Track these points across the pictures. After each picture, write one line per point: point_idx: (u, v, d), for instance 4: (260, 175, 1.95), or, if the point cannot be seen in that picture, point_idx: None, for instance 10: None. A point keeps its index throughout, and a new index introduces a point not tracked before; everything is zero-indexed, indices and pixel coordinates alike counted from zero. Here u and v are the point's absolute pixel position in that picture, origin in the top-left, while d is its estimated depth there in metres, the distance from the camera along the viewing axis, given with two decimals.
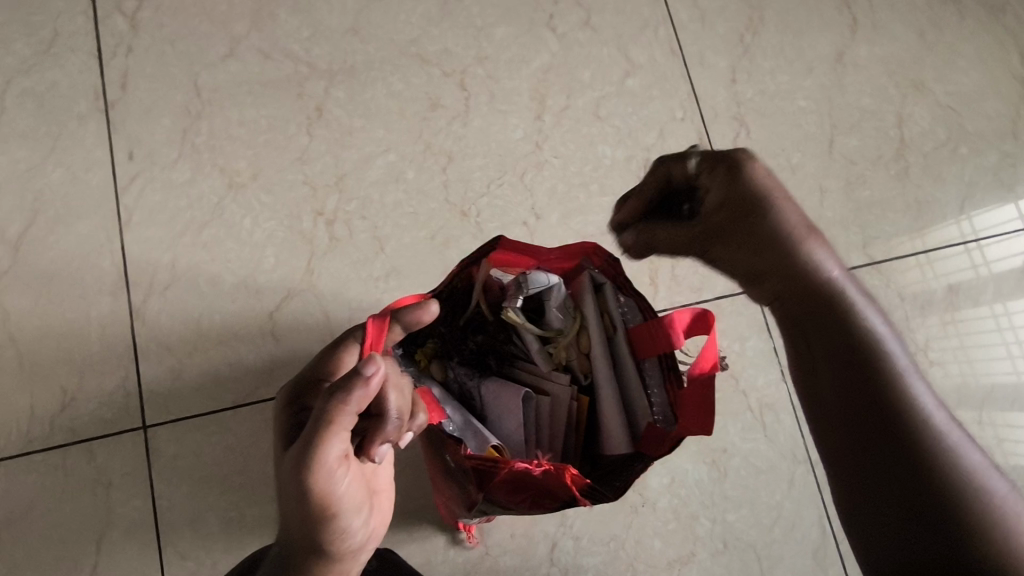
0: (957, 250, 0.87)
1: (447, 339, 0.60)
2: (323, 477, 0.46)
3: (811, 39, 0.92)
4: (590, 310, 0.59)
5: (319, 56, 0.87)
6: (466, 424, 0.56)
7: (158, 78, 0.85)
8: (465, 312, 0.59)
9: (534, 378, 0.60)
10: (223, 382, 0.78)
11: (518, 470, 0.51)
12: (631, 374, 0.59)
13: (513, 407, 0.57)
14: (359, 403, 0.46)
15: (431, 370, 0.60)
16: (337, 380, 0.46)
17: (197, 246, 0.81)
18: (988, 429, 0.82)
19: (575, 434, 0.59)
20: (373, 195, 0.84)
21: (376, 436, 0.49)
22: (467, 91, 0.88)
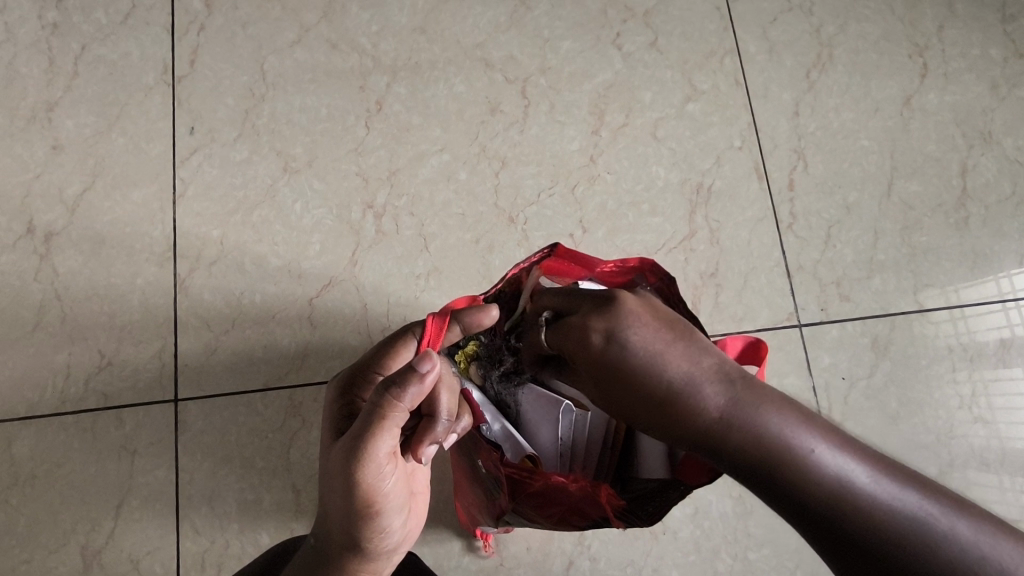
0: (991, 306, 0.84)
1: (490, 342, 0.61)
2: (372, 473, 0.47)
3: (878, 81, 0.91)
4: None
5: (386, 52, 0.88)
6: (503, 431, 0.57)
7: (227, 59, 0.86)
8: (510, 319, 0.61)
9: (572, 392, 0.59)
10: (256, 363, 0.78)
11: (554, 483, 0.52)
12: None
13: (549, 420, 0.57)
14: (412, 399, 0.46)
15: (470, 372, 0.60)
16: (393, 375, 0.47)
17: (247, 225, 0.82)
18: (1010, 494, 0.79)
19: (611, 452, 0.58)
20: (424, 193, 0.84)
21: (425, 436, 0.51)
22: (527, 99, 0.88)
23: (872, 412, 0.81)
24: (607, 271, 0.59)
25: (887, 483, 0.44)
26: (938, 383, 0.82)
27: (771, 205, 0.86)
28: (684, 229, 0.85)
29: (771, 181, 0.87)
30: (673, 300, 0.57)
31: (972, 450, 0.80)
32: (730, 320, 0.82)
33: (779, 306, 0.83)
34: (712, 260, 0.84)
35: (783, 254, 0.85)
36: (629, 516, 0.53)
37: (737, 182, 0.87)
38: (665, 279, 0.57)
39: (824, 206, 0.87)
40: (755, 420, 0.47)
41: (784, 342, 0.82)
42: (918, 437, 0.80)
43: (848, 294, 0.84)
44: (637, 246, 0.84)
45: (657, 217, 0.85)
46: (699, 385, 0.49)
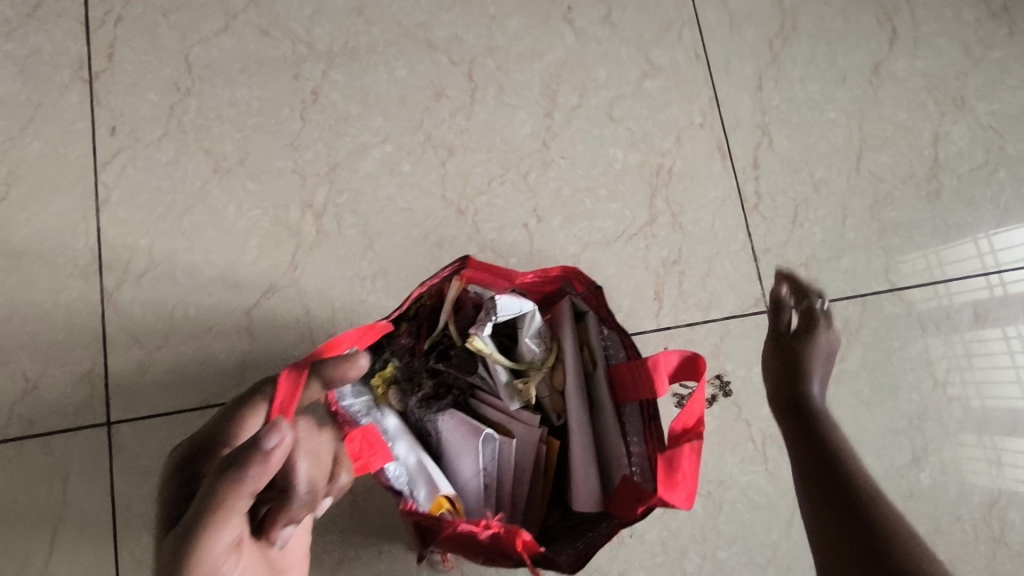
0: (970, 274, 0.81)
1: (409, 362, 0.55)
2: (207, 571, 0.41)
3: (846, 48, 0.86)
4: (569, 337, 0.54)
5: (321, 38, 0.82)
6: (416, 464, 0.52)
7: (147, 52, 0.80)
8: (431, 336, 0.55)
9: (498, 416, 0.54)
10: (194, 379, 0.73)
11: (463, 531, 0.46)
12: (609, 419, 0.54)
13: (469, 449, 0.53)
14: (258, 481, 0.41)
15: (391, 397, 0.55)
16: (235, 454, 0.41)
17: (177, 231, 0.77)
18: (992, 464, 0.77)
19: (543, 479, 0.54)
20: (366, 188, 0.79)
21: (281, 515, 0.46)
22: (474, 82, 0.82)
23: (844, 399, 0.77)
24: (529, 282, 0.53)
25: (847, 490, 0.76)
26: (912, 363, 0.79)
27: (735, 185, 0.82)
28: (644, 215, 0.80)
29: (735, 160, 0.82)
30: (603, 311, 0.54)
31: (946, 432, 0.78)
32: (695, 309, 0.78)
33: (745, 291, 0.79)
34: (675, 247, 0.79)
35: (749, 236, 0.80)
36: (547, 560, 0.47)
37: (700, 162, 0.82)
38: (592, 289, 0.53)
39: (791, 183, 0.82)
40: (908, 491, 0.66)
41: (752, 329, 0.78)
42: (892, 422, 0.77)
43: (816, 276, 0.80)
44: (595, 235, 0.79)
45: (616, 202, 0.80)
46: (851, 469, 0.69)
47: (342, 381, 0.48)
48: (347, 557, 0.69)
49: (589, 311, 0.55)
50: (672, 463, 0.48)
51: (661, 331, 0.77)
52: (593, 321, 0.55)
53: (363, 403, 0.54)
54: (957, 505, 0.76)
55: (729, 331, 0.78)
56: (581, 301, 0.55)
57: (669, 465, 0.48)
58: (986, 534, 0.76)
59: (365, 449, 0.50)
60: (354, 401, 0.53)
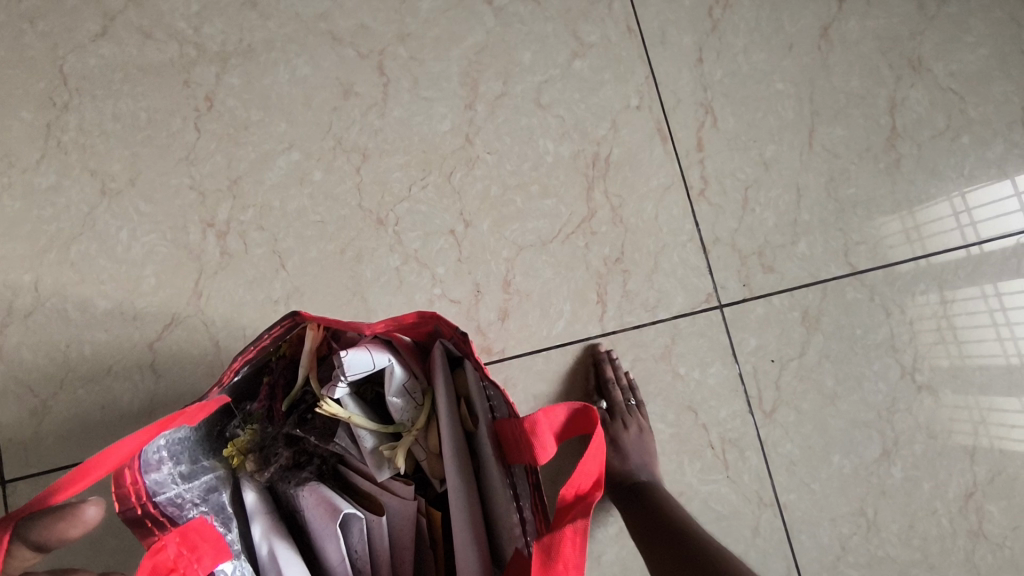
0: (950, 247, 0.75)
1: (265, 431, 0.47)
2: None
3: (790, 12, 0.79)
4: (441, 392, 0.45)
5: (211, 36, 0.74)
6: (268, 555, 0.44)
7: (16, 64, 0.72)
8: (288, 397, 0.48)
9: (367, 486, 0.46)
10: (95, 427, 0.66)
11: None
12: (497, 484, 0.45)
13: (327, 534, 0.43)
14: None
15: (247, 469, 0.47)
16: None
17: (64, 264, 0.69)
18: (985, 436, 0.73)
19: (431, 552, 0.47)
20: (273, 202, 0.71)
21: None
22: (386, 76, 0.75)
23: (807, 395, 0.72)
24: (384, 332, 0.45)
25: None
26: (878, 352, 0.73)
27: (678, 170, 0.75)
28: (581, 210, 0.73)
29: (676, 143, 0.76)
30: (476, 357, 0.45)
31: (918, 423, 0.72)
32: (641, 310, 0.72)
33: (694, 287, 0.73)
34: (617, 243, 0.73)
35: (697, 226, 0.74)
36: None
37: (638, 148, 0.75)
38: (458, 334, 0.44)
39: (739, 164, 0.76)
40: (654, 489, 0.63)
41: (705, 327, 0.72)
42: (859, 416, 0.72)
43: (771, 265, 0.74)
44: (529, 236, 0.72)
45: (549, 199, 0.73)
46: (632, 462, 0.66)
47: (61, 539, 0.41)
48: None
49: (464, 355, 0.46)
50: (551, 552, 0.40)
51: (605, 334, 0.71)
52: (471, 369, 0.46)
53: (198, 488, 0.44)
54: (932, 501, 0.71)
55: (679, 331, 0.72)
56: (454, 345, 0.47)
57: (547, 555, 0.40)
58: (965, 529, 0.71)
59: (184, 555, 0.40)
60: (180, 490, 0.43)
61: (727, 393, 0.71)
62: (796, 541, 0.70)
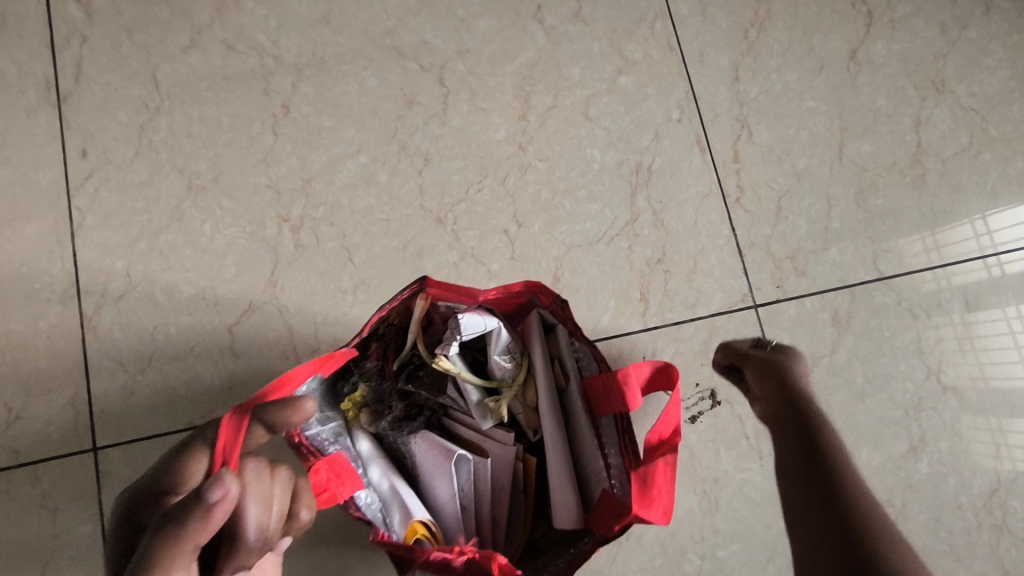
0: (969, 260, 0.80)
1: (377, 385, 0.54)
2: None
3: (821, 35, 0.85)
4: (538, 354, 0.53)
5: (288, 49, 0.81)
6: (390, 490, 0.51)
7: (115, 71, 0.79)
8: (399, 356, 0.54)
9: (472, 434, 0.54)
10: (178, 402, 0.73)
11: (435, 558, 0.45)
12: (586, 431, 0.52)
13: (445, 471, 0.52)
14: (201, 533, 0.41)
15: (361, 421, 0.54)
16: (181, 501, 0.42)
17: (154, 253, 0.76)
18: (1006, 461, 0.77)
19: (524, 495, 0.53)
20: (342, 200, 0.78)
21: (229, 562, 0.45)
22: (446, 87, 0.81)
23: (837, 391, 0.77)
24: (492, 298, 0.52)
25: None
26: (905, 353, 0.78)
27: (716, 179, 0.81)
28: (625, 214, 0.79)
29: (714, 154, 0.81)
30: (571, 323, 0.53)
31: (943, 422, 0.77)
32: (681, 307, 0.77)
33: (731, 288, 0.78)
34: (658, 245, 0.79)
35: (734, 231, 0.80)
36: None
37: (679, 158, 0.81)
38: (558, 302, 0.52)
39: (773, 175, 0.81)
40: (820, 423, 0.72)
41: (741, 326, 0.77)
42: (887, 413, 0.77)
43: (804, 269, 0.79)
44: (577, 237, 0.78)
45: (596, 203, 0.79)
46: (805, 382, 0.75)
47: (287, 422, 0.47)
48: None
49: (559, 323, 0.54)
50: (647, 479, 0.47)
51: (647, 331, 0.76)
52: (564, 334, 0.53)
53: (331, 430, 0.52)
54: (957, 495, 0.75)
55: (716, 328, 0.77)
56: (550, 313, 0.54)
57: (642, 483, 0.47)
58: (988, 523, 0.75)
59: (333, 479, 0.49)
60: (320, 429, 0.51)
61: None
62: None
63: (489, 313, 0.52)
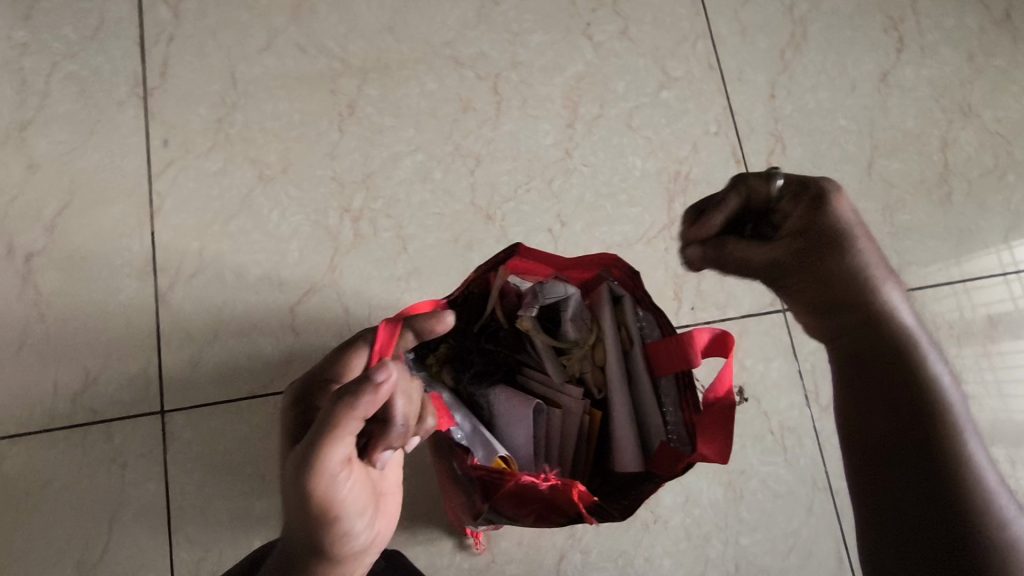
0: (990, 274, 0.85)
1: (460, 344, 0.60)
2: (324, 482, 0.44)
3: (854, 59, 0.90)
4: (608, 321, 0.58)
5: (356, 54, 0.88)
6: (474, 431, 0.57)
7: (197, 69, 0.86)
8: (480, 319, 0.59)
9: (545, 389, 0.59)
10: (242, 372, 0.78)
11: (525, 483, 0.51)
12: (647, 390, 0.58)
13: (524, 417, 0.57)
14: (366, 410, 0.44)
15: (444, 375, 0.60)
16: (347, 383, 0.44)
17: (225, 235, 0.82)
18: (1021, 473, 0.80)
19: (586, 447, 0.58)
20: (400, 194, 0.84)
21: (380, 441, 0.48)
22: (499, 94, 0.87)
23: None
24: (571, 268, 0.57)
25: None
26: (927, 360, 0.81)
27: (750, 189, 0.86)
28: (662, 218, 0.84)
29: (749, 166, 0.86)
30: (639, 293, 0.57)
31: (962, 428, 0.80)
32: (713, 307, 0.82)
33: (761, 291, 0.82)
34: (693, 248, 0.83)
35: None
36: (602, 510, 0.51)
37: (716, 168, 0.86)
38: (629, 273, 0.57)
39: (805, 187, 0.86)
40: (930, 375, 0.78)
41: (769, 327, 0.82)
42: None
43: None
44: (617, 238, 0.83)
45: (636, 207, 0.85)
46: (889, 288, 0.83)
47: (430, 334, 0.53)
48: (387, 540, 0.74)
49: (626, 294, 0.59)
50: (706, 423, 0.53)
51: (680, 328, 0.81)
52: (630, 303, 0.59)
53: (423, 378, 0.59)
54: None
55: (746, 328, 0.81)
56: (619, 285, 0.59)
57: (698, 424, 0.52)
58: None
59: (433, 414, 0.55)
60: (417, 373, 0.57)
61: (787, 386, 0.80)
62: (844, 524, 0.78)
63: (566, 282, 0.59)
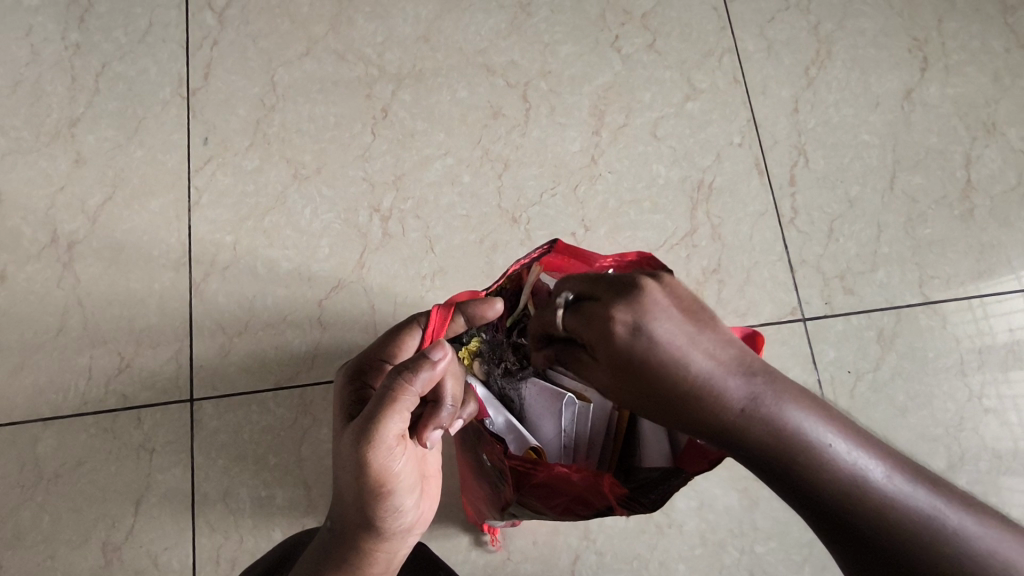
0: (1008, 290, 0.84)
1: (492, 338, 0.61)
2: (382, 455, 0.47)
3: (878, 76, 0.92)
4: None
5: (391, 61, 0.91)
6: (506, 423, 0.58)
7: (239, 72, 0.90)
8: (512, 315, 0.61)
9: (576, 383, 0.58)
10: (269, 364, 0.80)
11: (559, 473, 0.53)
12: None
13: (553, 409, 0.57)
14: (423, 385, 0.47)
15: (475, 368, 0.61)
16: (404, 361, 0.48)
17: (258, 231, 0.85)
18: None
19: (613, 444, 0.59)
20: (428, 196, 0.86)
21: (429, 421, 0.51)
22: (528, 103, 0.90)
23: (879, 405, 0.80)
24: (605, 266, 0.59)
25: (943, 500, 0.42)
26: (947, 374, 0.81)
27: (772, 200, 0.87)
28: (685, 226, 0.85)
29: (771, 177, 0.88)
30: None
31: (983, 442, 0.79)
32: (733, 314, 0.82)
33: (782, 300, 0.83)
34: (714, 256, 0.84)
35: (786, 248, 0.85)
36: (630, 502, 0.54)
37: (738, 178, 0.88)
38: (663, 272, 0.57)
39: (826, 200, 0.87)
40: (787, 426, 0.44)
41: (788, 336, 0.82)
42: (927, 430, 0.80)
43: (852, 288, 0.84)
44: (638, 244, 0.85)
45: (658, 214, 0.86)
46: (716, 364, 0.45)
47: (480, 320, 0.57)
48: None
49: None
50: None
51: None
52: None
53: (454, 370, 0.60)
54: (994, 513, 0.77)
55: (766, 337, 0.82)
56: None
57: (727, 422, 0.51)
58: None
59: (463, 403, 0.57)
60: None
61: None
62: None
63: None
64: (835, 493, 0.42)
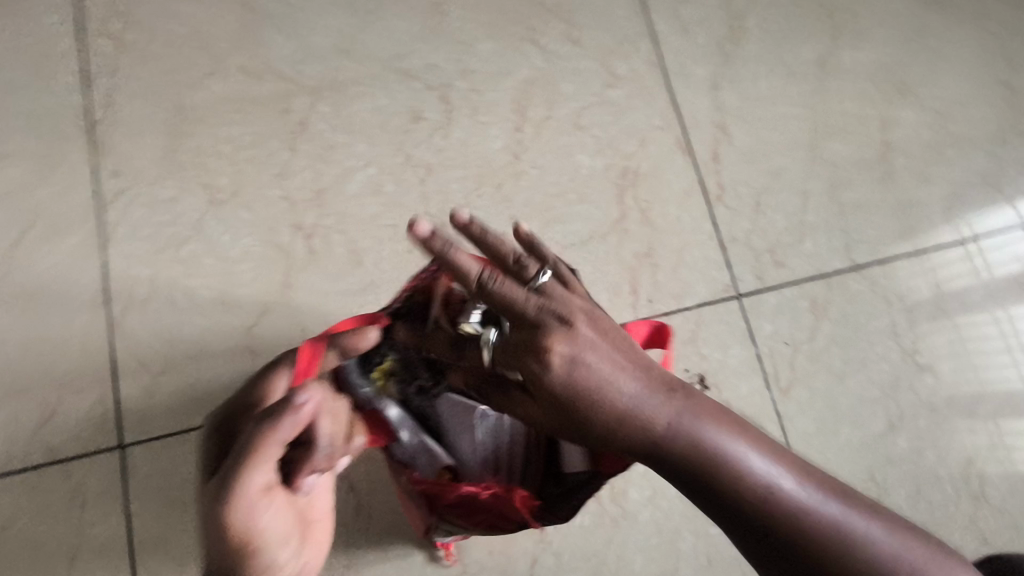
0: (946, 243, 0.86)
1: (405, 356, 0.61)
2: (243, 512, 0.45)
3: (793, 47, 0.92)
4: None
5: (302, 73, 0.88)
6: (420, 442, 0.62)
7: (143, 98, 0.87)
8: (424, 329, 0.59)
9: None
10: (201, 398, 0.78)
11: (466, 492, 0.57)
12: None
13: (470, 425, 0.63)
14: (288, 431, 0.46)
15: (389, 389, 0.62)
16: (266, 409, 0.47)
17: (178, 261, 0.82)
18: (982, 435, 0.80)
19: (533, 449, 0.62)
20: (351, 209, 0.84)
21: (302, 465, 0.50)
22: (447, 104, 0.88)
23: (818, 374, 0.81)
24: None
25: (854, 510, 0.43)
26: (880, 336, 0.83)
27: (698, 180, 0.87)
28: (614, 214, 0.85)
29: (696, 158, 0.88)
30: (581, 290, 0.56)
31: (920, 398, 0.81)
32: (668, 298, 0.82)
33: (715, 279, 0.83)
34: (645, 241, 0.84)
35: (715, 227, 0.85)
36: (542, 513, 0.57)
37: (664, 161, 0.87)
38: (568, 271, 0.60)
39: (752, 175, 0.87)
40: (706, 444, 0.44)
41: (724, 314, 0.82)
42: (866, 393, 0.81)
43: (782, 260, 0.84)
44: (570, 236, 0.84)
45: (586, 205, 0.85)
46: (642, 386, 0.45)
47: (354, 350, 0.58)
48: (355, 556, 0.73)
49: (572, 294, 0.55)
50: None
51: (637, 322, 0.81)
52: None
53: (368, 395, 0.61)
54: (936, 467, 0.79)
55: (703, 318, 0.81)
56: None
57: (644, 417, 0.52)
58: (967, 495, 0.78)
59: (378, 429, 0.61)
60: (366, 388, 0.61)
61: (747, 371, 0.80)
62: None
63: None
64: (756, 509, 0.43)
